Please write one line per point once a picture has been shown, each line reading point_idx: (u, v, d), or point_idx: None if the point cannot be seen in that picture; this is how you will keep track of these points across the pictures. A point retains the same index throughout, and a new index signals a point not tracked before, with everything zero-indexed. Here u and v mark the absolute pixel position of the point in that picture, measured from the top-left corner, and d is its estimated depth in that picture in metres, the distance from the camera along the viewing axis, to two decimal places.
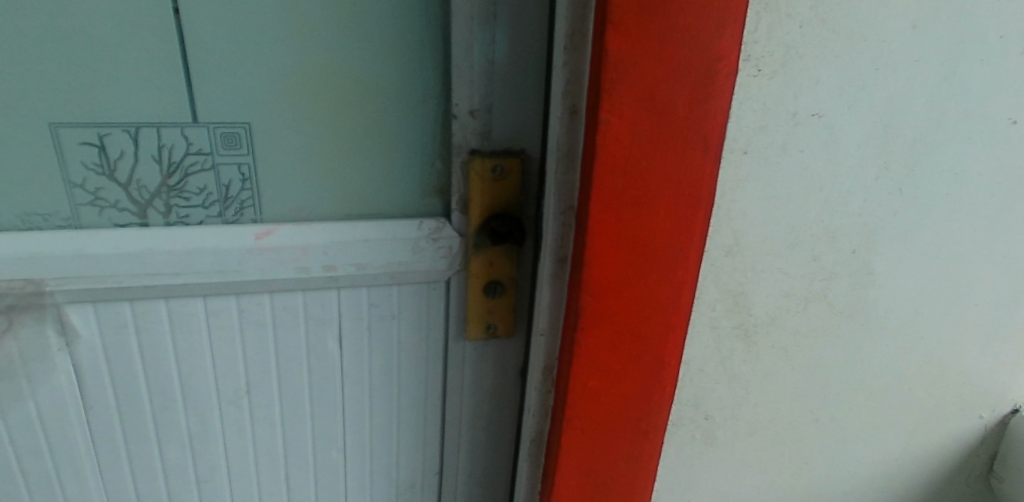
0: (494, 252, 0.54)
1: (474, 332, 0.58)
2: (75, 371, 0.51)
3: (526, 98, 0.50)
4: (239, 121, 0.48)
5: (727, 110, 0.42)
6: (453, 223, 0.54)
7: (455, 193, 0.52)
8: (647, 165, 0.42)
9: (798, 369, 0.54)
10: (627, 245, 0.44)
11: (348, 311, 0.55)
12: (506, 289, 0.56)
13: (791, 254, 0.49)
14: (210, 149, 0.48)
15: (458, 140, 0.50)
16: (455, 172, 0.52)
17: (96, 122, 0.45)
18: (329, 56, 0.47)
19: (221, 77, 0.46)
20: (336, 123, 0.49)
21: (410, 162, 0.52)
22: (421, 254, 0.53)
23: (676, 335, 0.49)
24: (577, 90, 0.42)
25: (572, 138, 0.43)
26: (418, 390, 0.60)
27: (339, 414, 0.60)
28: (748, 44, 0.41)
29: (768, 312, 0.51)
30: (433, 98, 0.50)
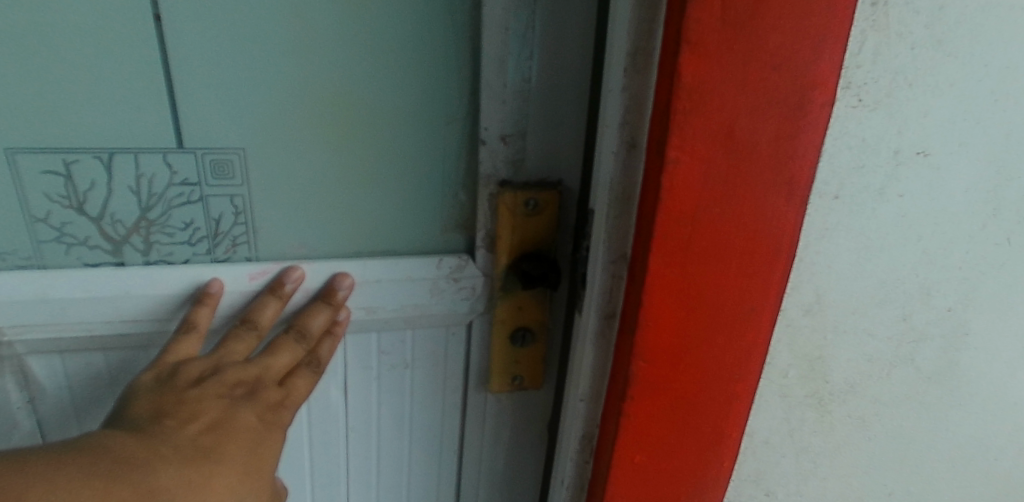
0: (523, 297, 0.47)
1: (498, 385, 0.50)
2: (40, 427, 0.45)
3: (565, 123, 0.43)
4: (232, 146, 0.41)
5: (819, 148, 0.35)
6: (477, 262, 0.46)
7: (480, 229, 0.45)
8: (721, 211, 0.35)
9: (874, 441, 0.47)
10: (689, 303, 0.37)
11: (355, 358, 0.48)
12: (536, 337, 0.49)
13: (878, 313, 0.42)
14: (197, 179, 0.41)
15: (486, 169, 0.43)
16: (481, 205, 0.44)
17: (61, 148, 0.38)
18: (342, 72, 0.40)
19: (213, 95, 0.39)
20: (346, 147, 0.42)
21: (428, 194, 0.45)
22: (440, 296, 0.46)
23: (739, 405, 0.41)
24: (637, 122, 0.34)
25: (628, 177, 0.36)
26: (432, 445, 0.53)
27: (342, 472, 0.53)
28: (849, 69, 0.34)
29: (847, 379, 0.44)
30: (458, 120, 0.43)
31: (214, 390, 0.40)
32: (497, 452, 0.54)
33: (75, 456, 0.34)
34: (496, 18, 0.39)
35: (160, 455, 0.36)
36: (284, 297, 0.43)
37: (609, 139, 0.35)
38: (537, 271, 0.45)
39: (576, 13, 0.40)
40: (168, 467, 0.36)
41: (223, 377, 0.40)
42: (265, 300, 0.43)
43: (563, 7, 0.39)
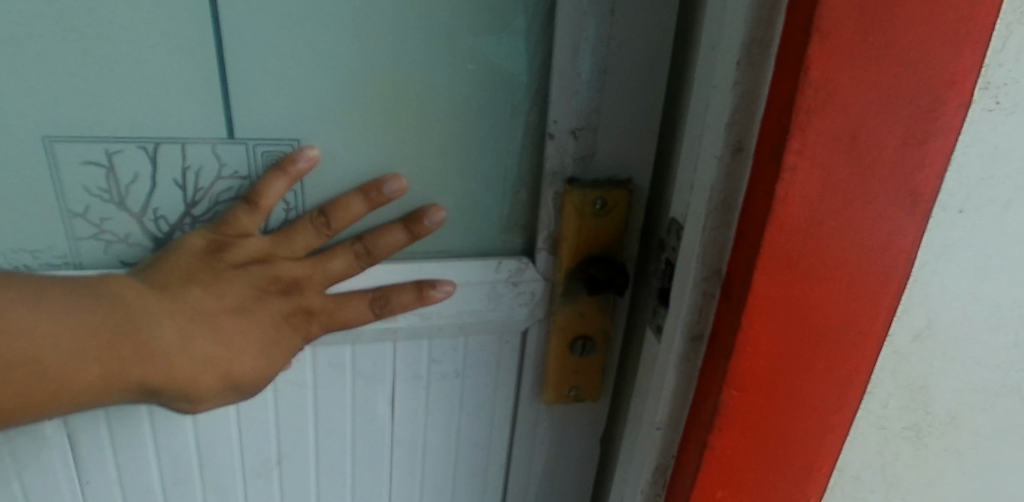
0: (586, 302, 0.43)
1: (552, 398, 0.46)
2: (70, 443, 0.42)
3: (644, 119, 0.39)
4: (285, 138, 0.37)
5: (949, 156, 0.31)
6: (537, 265, 0.43)
7: (542, 230, 0.42)
8: (835, 224, 0.31)
9: (970, 477, 0.43)
10: (791, 327, 0.33)
11: (405, 368, 0.45)
12: (596, 347, 0.45)
13: (990, 339, 0.38)
14: (248, 172, 0.38)
15: (553, 165, 0.39)
16: (546, 205, 0.41)
17: (103, 137, 0.35)
18: (404, 56, 0.37)
19: (265, 81, 0.35)
20: (404, 140, 0.39)
21: (485, 189, 0.41)
22: (498, 301, 0.43)
23: (833, 438, 0.38)
24: (746, 122, 0.31)
25: (731, 184, 0.32)
26: (481, 460, 0.50)
27: (385, 487, 0.49)
28: (990, 66, 0.30)
29: (949, 410, 0.39)
30: (525, 109, 0.39)
31: (254, 278, 0.38)
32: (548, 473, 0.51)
33: (81, 291, 0.34)
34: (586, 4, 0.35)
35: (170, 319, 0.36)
36: (372, 200, 0.38)
37: (711, 143, 0.32)
38: (605, 277, 0.40)
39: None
40: (172, 322, 0.36)
41: (266, 269, 0.38)
42: (354, 196, 0.38)
43: None
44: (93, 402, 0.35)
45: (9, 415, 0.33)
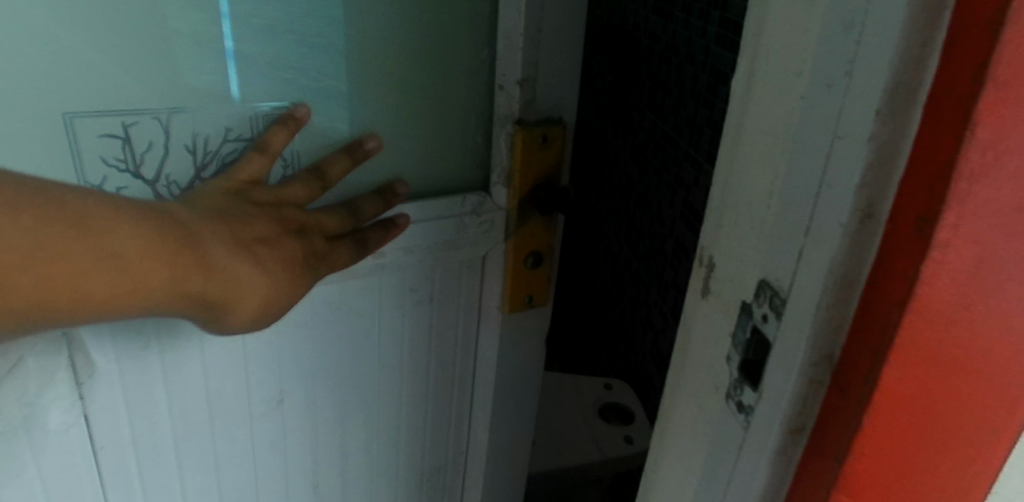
0: (534, 225, 0.72)
1: (510, 306, 0.76)
2: (75, 393, 0.61)
3: (565, 78, 0.66)
4: (285, 100, 0.59)
5: None
6: (493, 198, 0.71)
7: (498, 166, 0.69)
8: (988, 311, 0.26)
9: None
10: (923, 425, 0.28)
11: (393, 302, 0.73)
12: (542, 258, 0.75)
13: None
14: (246, 134, 0.58)
15: (506, 112, 0.67)
16: (502, 140, 0.68)
17: (113, 113, 0.53)
18: (406, 49, 0.63)
19: (316, 60, 0.59)
20: (405, 103, 0.65)
21: (459, 144, 0.70)
22: (464, 229, 0.71)
23: None
24: (882, 187, 0.25)
25: (857, 258, 0.26)
26: (445, 390, 0.83)
27: (378, 406, 0.79)
28: None
29: None
30: (482, 88, 0.68)
31: (269, 216, 0.56)
32: (494, 382, 0.82)
33: (151, 212, 0.46)
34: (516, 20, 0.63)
35: (212, 238, 0.49)
36: (352, 157, 0.62)
37: (807, 183, 0.27)
38: (550, 197, 0.70)
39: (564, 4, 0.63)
40: (216, 238, 0.50)
41: (280, 211, 0.57)
42: (339, 156, 0.61)
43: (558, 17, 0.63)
44: (164, 297, 0.46)
45: (99, 302, 0.43)
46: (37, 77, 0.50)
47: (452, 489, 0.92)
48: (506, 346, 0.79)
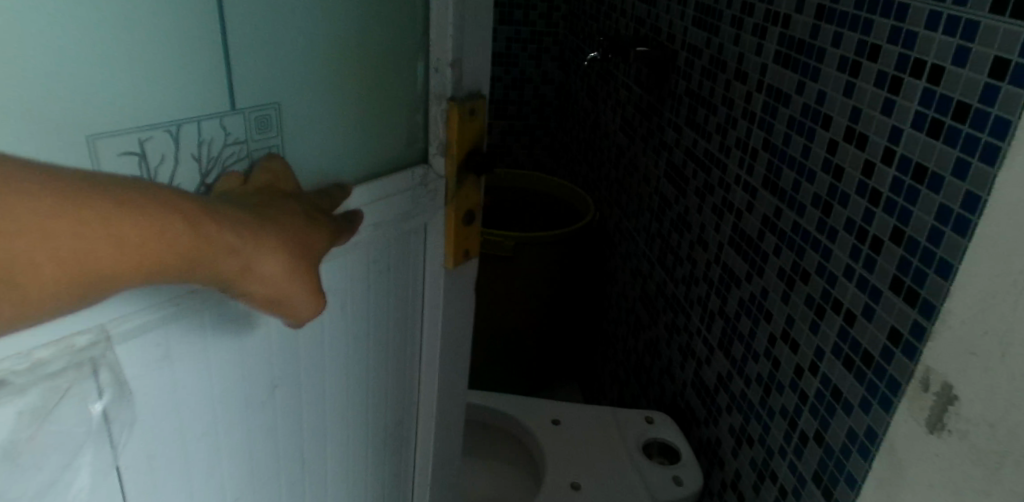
0: (468, 185, 0.81)
1: (452, 259, 0.85)
2: (108, 420, 0.57)
3: (480, 52, 0.75)
4: (271, 103, 0.61)
5: None
6: (434, 166, 0.77)
7: (436, 139, 0.76)
8: None
9: None
10: None
11: (360, 274, 0.74)
12: (475, 215, 0.84)
13: None
14: (243, 136, 0.60)
15: (438, 89, 0.74)
16: (437, 117, 0.75)
17: (138, 130, 0.53)
18: (361, 37, 0.66)
19: (296, 63, 0.62)
20: (361, 90, 0.69)
21: (404, 121, 0.75)
22: (418, 197, 0.76)
23: None
24: None
25: None
26: (400, 343, 0.86)
27: (347, 370, 0.80)
28: None
29: None
30: (421, 69, 0.73)
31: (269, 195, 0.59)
32: (440, 324, 0.89)
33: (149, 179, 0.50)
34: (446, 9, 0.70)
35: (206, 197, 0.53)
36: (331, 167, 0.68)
37: None
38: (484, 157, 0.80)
39: None
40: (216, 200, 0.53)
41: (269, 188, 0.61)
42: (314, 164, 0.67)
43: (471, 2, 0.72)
44: (186, 264, 0.50)
45: (133, 249, 0.46)
46: (95, 102, 0.50)
47: (406, 437, 0.95)
48: (451, 290, 0.88)
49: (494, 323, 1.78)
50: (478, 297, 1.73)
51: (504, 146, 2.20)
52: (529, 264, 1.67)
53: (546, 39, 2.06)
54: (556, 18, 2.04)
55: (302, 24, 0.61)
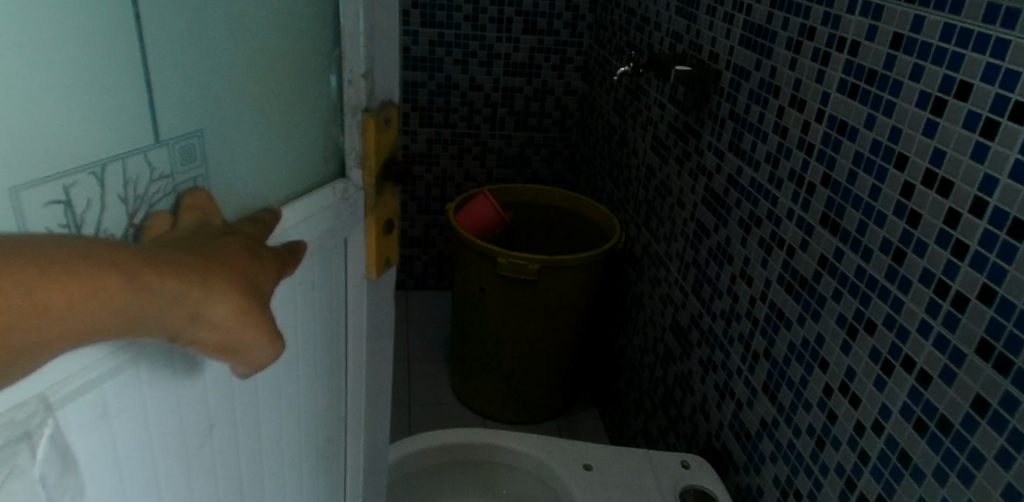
0: (387, 193, 0.70)
1: (373, 271, 0.73)
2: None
3: (390, 52, 0.64)
4: (192, 130, 0.50)
5: None
6: (353, 180, 0.65)
7: (351, 151, 0.64)
8: None
9: None
10: None
11: (294, 296, 0.62)
12: (393, 225, 0.72)
13: None
14: (170, 170, 0.49)
15: (352, 100, 0.62)
16: (352, 129, 0.63)
17: (56, 176, 0.42)
18: (266, 44, 0.55)
19: (219, 76, 0.51)
20: (272, 101, 0.57)
21: (314, 135, 0.62)
22: (343, 213, 0.64)
23: None
24: None
25: None
26: (325, 375, 0.74)
27: (279, 409, 0.67)
28: None
29: None
30: (331, 74, 0.61)
31: (207, 234, 0.49)
32: (364, 343, 0.78)
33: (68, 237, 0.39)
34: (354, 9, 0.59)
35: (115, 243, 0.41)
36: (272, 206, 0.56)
37: None
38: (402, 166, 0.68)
39: None
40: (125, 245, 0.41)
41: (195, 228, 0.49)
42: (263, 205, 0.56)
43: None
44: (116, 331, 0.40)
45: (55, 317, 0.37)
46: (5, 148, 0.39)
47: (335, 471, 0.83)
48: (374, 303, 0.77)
49: (518, 346, 1.70)
50: (500, 316, 1.66)
51: (524, 158, 2.13)
52: (556, 288, 1.60)
53: (570, 49, 1.99)
54: (580, 28, 1.96)
55: (215, 31, 0.50)
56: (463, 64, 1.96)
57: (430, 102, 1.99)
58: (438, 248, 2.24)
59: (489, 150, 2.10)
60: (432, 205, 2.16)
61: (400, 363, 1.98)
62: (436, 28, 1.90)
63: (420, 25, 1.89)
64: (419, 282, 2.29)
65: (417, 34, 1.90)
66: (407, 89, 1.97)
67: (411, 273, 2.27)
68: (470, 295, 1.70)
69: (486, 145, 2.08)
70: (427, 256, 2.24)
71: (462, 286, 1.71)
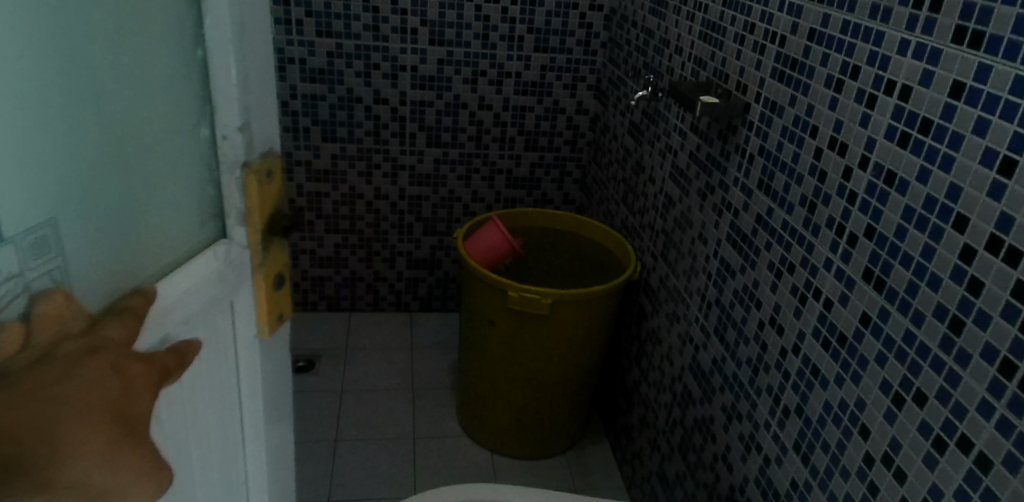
0: (274, 247, 0.67)
1: (266, 329, 0.70)
2: None
3: (265, 105, 0.62)
4: (41, 220, 0.47)
5: None
6: (236, 239, 0.63)
7: (231, 210, 0.62)
8: None
9: None
10: None
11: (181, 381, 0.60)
12: (284, 278, 0.70)
13: None
14: (18, 267, 0.45)
15: (229, 157, 0.60)
16: (230, 186, 0.61)
17: None
18: (131, 114, 0.52)
19: (73, 156, 0.48)
20: (136, 175, 0.54)
21: (184, 198, 0.60)
22: (226, 279, 0.61)
23: None
24: None
25: None
26: (222, 440, 0.70)
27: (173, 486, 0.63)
28: None
29: None
30: (205, 130, 0.59)
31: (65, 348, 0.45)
32: (263, 402, 0.74)
33: None
34: (229, 66, 0.57)
35: None
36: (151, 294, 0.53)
37: None
38: (289, 220, 0.67)
39: (249, 20, 0.58)
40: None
41: (51, 340, 0.45)
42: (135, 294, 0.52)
43: (251, 56, 0.59)
44: None
45: None
46: None
47: None
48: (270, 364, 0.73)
49: (531, 380, 1.64)
50: (514, 351, 1.59)
51: (533, 179, 2.07)
52: (569, 322, 1.53)
53: (583, 67, 1.91)
54: (594, 45, 1.89)
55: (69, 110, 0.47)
56: (472, 83, 1.89)
57: (438, 122, 1.93)
58: (443, 270, 2.19)
59: (498, 170, 2.03)
60: (438, 227, 2.10)
61: (404, 391, 1.93)
62: (445, 46, 1.82)
63: (428, 43, 1.81)
64: (425, 304, 2.25)
65: (426, 52, 1.82)
66: (415, 108, 1.89)
67: (416, 294, 2.23)
68: (479, 328, 1.63)
69: (495, 166, 2.02)
70: (432, 277, 2.20)
71: (470, 319, 1.65)
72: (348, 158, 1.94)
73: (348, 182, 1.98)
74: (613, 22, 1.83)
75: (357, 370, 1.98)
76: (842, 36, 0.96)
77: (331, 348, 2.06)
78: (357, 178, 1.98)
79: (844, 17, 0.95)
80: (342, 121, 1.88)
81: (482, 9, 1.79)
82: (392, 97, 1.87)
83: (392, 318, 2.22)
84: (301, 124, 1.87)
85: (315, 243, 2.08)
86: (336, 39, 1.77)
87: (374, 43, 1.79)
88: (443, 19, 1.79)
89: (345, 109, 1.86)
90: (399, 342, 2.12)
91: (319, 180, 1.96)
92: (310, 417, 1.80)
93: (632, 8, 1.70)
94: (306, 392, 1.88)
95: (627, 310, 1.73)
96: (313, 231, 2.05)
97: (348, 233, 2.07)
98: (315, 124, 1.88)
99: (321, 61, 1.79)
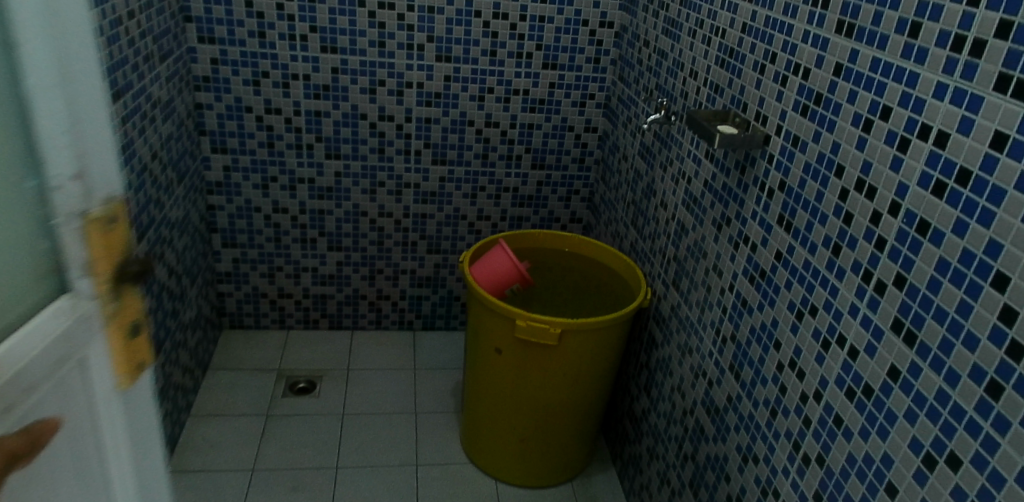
0: (127, 297, 0.56)
1: (125, 381, 0.59)
2: None
3: (97, 145, 0.52)
4: None
5: None
6: (82, 291, 0.52)
7: (72, 260, 0.51)
8: None
9: None
10: None
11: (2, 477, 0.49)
12: (138, 326, 0.59)
13: None
14: None
15: (60, 206, 0.50)
16: (66, 237, 0.51)
17: None
18: None
19: None
20: None
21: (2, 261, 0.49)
22: (56, 346, 0.51)
23: None
24: None
25: None
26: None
27: None
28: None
29: None
30: (28, 177, 0.49)
31: None
32: (127, 466, 0.63)
33: None
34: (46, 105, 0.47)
35: None
36: None
37: None
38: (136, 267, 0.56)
39: (67, 44, 0.48)
40: None
41: None
42: None
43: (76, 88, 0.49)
44: None
45: None
46: None
47: None
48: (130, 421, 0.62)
49: (539, 409, 1.59)
50: (521, 378, 1.55)
51: (540, 197, 2.03)
52: (579, 351, 1.49)
53: (592, 85, 1.87)
54: (603, 62, 1.85)
55: None
56: (479, 101, 1.84)
57: (444, 139, 1.88)
58: (447, 289, 2.15)
59: (504, 188, 1.99)
60: (443, 245, 2.06)
61: (407, 415, 1.89)
62: (451, 63, 1.78)
63: (434, 60, 1.77)
64: (428, 323, 2.21)
65: (432, 69, 1.78)
66: (420, 125, 1.85)
67: (419, 313, 2.19)
68: (486, 356, 1.58)
69: (501, 184, 1.98)
70: (436, 296, 2.16)
71: (477, 346, 1.61)
72: (352, 177, 1.90)
73: (352, 200, 1.94)
74: (623, 40, 1.78)
75: (360, 393, 1.95)
76: (872, 73, 0.89)
77: (333, 369, 2.03)
78: (360, 196, 1.94)
79: (875, 53, 0.89)
80: (346, 139, 1.84)
81: (490, 25, 1.75)
82: (397, 114, 1.83)
83: (395, 337, 2.18)
84: (305, 141, 1.83)
85: (317, 261, 2.04)
86: (341, 55, 1.73)
87: (379, 60, 1.75)
88: (451, 35, 1.75)
89: (349, 126, 1.82)
90: (403, 362, 2.08)
91: (322, 198, 1.93)
92: (311, 443, 1.76)
93: (644, 26, 1.65)
94: (307, 416, 1.85)
95: (636, 336, 1.69)
96: (315, 249, 2.01)
97: (351, 251, 2.04)
98: (318, 141, 1.84)
99: (326, 78, 1.75)
